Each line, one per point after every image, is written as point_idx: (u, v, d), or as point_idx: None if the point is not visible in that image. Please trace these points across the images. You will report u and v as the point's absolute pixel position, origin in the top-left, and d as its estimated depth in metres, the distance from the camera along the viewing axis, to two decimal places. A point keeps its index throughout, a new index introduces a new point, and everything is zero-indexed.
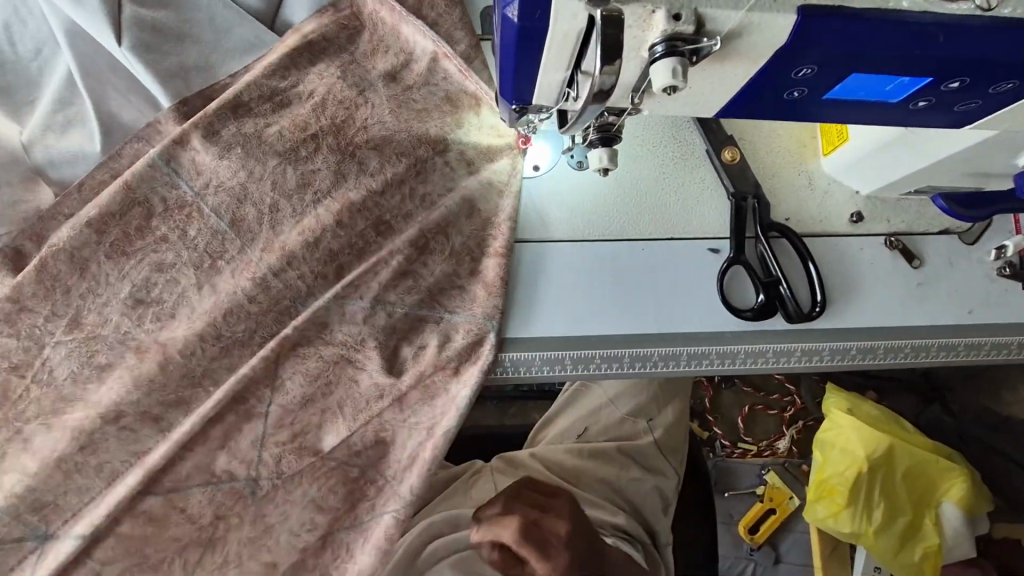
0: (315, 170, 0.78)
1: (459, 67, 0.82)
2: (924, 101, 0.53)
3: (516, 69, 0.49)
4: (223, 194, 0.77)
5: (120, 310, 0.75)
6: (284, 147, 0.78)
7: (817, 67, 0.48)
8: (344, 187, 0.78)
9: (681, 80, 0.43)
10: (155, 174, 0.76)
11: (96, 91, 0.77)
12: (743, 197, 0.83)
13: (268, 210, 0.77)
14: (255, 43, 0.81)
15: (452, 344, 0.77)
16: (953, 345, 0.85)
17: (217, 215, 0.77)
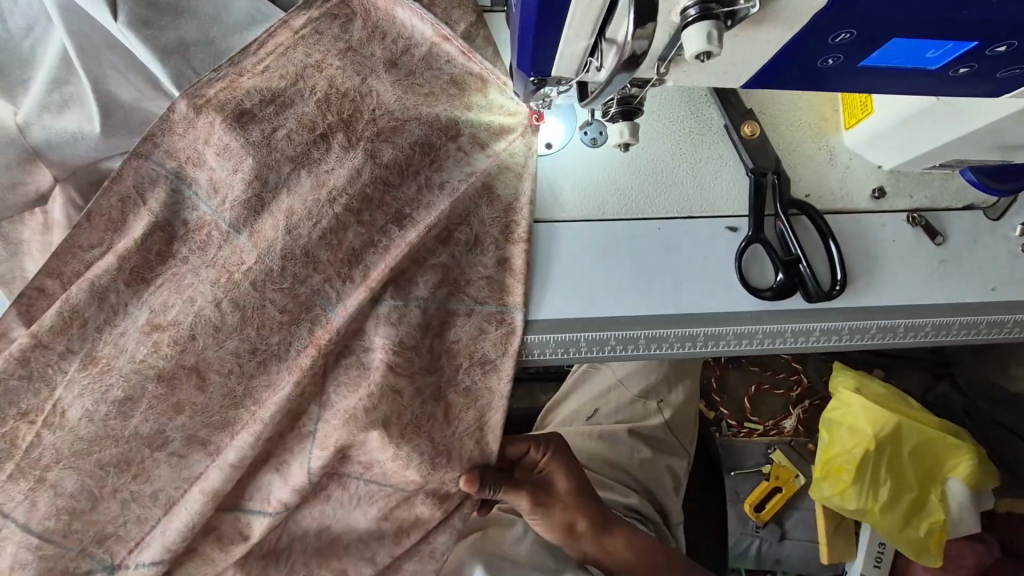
0: (329, 170, 0.75)
1: (461, 48, 0.80)
2: (966, 67, 0.50)
3: (538, 39, 0.46)
4: (239, 209, 0.73)
5: (137, 338, 0.72)
6: (292, 146, 0.75)
7: (857, 31, 0.45)
8: (359, 181, 0.74)
9: (717, 45, 0.40)
10: (177, 197, 0.75)
11: (94, 71, 0.74)
12: (762, 173, 0.81)
13: (285, 217, 0.73)
14: (255, 18, 0.78)
15: (488, 336, 0.77)
16: (975, 323, 0.84)
17: (237, 231, 0.73)
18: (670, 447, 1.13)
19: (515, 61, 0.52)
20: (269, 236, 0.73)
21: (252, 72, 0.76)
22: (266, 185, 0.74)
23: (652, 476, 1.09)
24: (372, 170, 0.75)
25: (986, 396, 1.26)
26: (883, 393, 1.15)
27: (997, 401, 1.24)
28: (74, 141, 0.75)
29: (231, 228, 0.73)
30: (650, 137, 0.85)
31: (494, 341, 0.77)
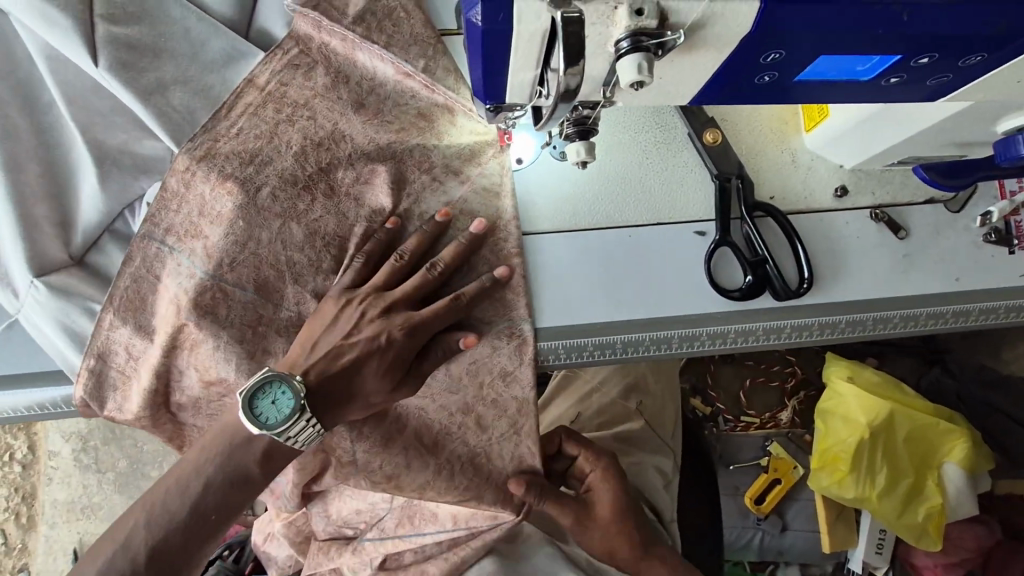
0: (319, 219, 0.78)
1: (424, 82, 0.81)
2: (896, 77, 0.53)
3: (488, 72, 0.49)
4: (241, 269, 0.76)
5: (200, 386, 0.78)
6: (280, 205, 0.77)
7: (785, 51, 0.48)
8: (350, 227, 0.78)
9: (647, 75, 0.43)
10: (163, 255, 0.78)
11: (83, 119, 0.78)
12: (726, 178, 0.83)
13: (287, 267, 0.77)
14: (233, 54, 0.80)
15: (501, 351, 0.81)
16: (942, 313, 0.87)
17: (242, 287, 0.76)
18: (657, 448, 1.16)
19: (471, 92, 0.54)
20: (282, 291, 0.77)
21: (228, 136, 0.78)
22: (260, 243, 0.76)
23: (642, 478, 1.10)
24: (363, 215, 0.79)
25: (976, 379, 1.26)
26: (875, 380, 1.18)
27: (984, 382, 1.26)
28: (92, 197, 0.80)
29: (229, 278, 0.76)
30: (623, 161, 0.87)
31: (485, 352, 0.81)
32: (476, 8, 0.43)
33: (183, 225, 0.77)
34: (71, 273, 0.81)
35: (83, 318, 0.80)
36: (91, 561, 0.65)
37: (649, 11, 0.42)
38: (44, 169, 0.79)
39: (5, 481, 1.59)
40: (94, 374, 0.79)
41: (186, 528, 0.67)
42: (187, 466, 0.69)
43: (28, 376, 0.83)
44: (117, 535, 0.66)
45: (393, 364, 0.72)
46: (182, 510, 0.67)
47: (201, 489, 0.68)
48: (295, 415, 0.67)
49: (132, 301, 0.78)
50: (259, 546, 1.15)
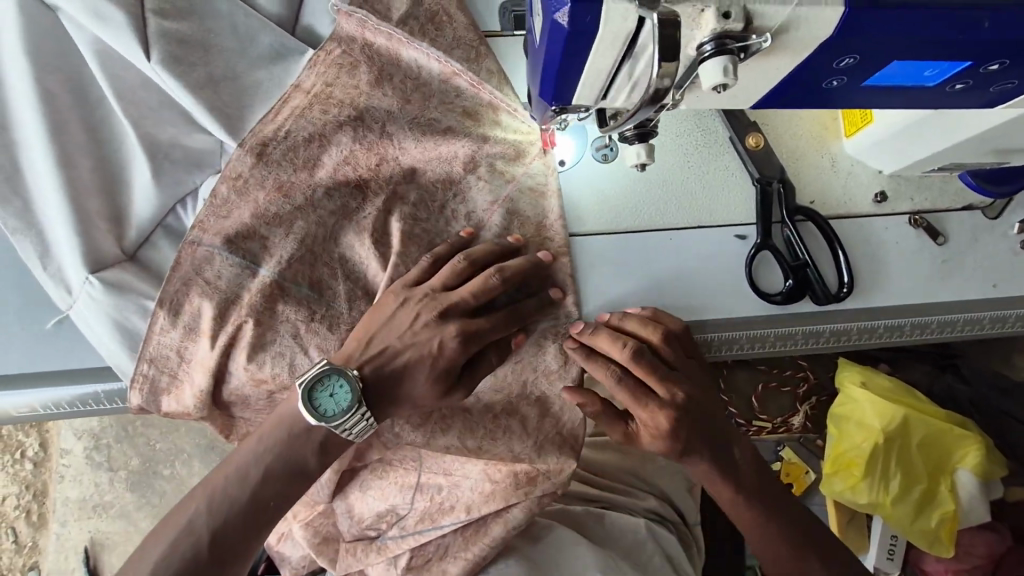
0: (368, 217, 0.79)
1: (471, 81, 0.79)
2: (961, 84, 0.53)
3: (564, 75, 0.49)
4: (296, 267, 0.78)
5: (249, 384, 0.77)
6: (333, 204, 0.79)
7: (860, 56, 0.48)
8: (393, 223, 0.79)
9: (731, 78, 0.43)
10: (214, 259, 0.77)
11: (133, 113, 0.78)
12: (768, 182, 0.83)
13: (341, 265, 0.79)
14: (280, 51, 0.81)
15: (547, 350, 0.82)
16: (978, 319, 0.88)
17: (297, 283, 0.78)
18: None
19: (538, 94, 0.54)
20: (334, 289, 0.78)
21: (276, 140, 0.79)
22: (317, 241, 0.78)
23: (666, 480, 1.11)
24: (405, 211, 0.80)
25: (993, 386, 1.23)
26: (887, 386, 1.17)
27: (999, 389, 1.23)
28: (146, 191, 0.81)
29: (284, 282, 0.77)
30: (668, 163, 0.87)
31: (535, 352, 0.82)
32: (564, 8, 0.42)
33: (235, 228, 0.77)
34: (124, 268, 0.81)
35: (137, 315, 0.79)
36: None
37: (736, 14, 0.42)
38: (95, 164, 0.80)
39: (15, 478, 1.59)
40: (146, 381, 0.79)
41: (213, 551, 0.65)
42: (249, 487, 0.68)
43: (70, 373, 0.83)
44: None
45: (445, 370, 0.72)
46: (204, 537, 0.65)
47: (262, 479, 0.68)
48: (358, 412, 0.68)
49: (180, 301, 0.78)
50: (273, 547, 1.10)
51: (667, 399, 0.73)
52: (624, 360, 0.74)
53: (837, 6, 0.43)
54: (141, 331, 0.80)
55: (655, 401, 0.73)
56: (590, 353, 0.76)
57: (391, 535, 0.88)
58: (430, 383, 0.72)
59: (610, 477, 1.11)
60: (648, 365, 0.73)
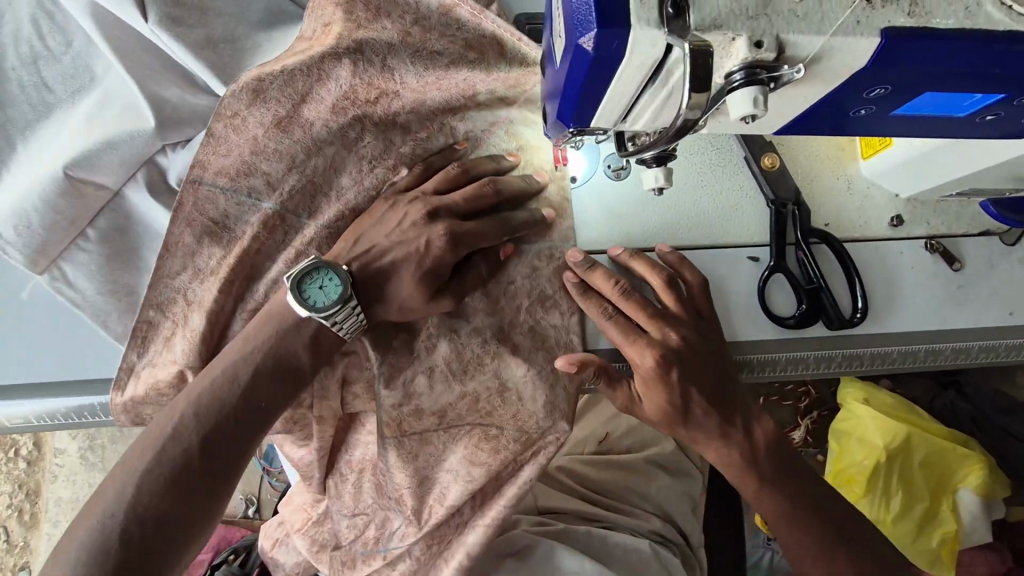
0: (368, 146, 0.76)
1: (472, 11, 0.81)
2: (992, 115, 0.52)
3: (585, 98, 0.47)
4: (295, 193, 0.75)
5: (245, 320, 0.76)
6: (333, 135, 0.75)
7: (892, 86, 0.46)
8: (396, 151, 0.77)
9: (762, 109, 0.42)
10: (216, 196, 0.75)
11: (132, 67, 0.76)
12: (782, 204, 0.81)
13: (347, 206, 0.76)
14: (275, 14, 0.87)
15: (541, 273, 0.78)
16: (993, 346, 0.86)
17: (296, 214, 0.76)
18: (684, 470, 1.15)
19: (554, 116, 0.52)
20: (324, 208, 0.77)
21: (273, 77, 0.75)
22: (316, 172, 0.76)
23: (671, 501, 1.10)
24: (409, 140, 0.78)
25: (996, 406, 1.17)
26: (890, 402, 1.16)
27: (1001, 408, 1.16)
28: (141, 139, 0.76)
29: (287, 212, 0.75)
30: (680, 181, 0.85)
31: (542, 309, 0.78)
32: (591, 35, 0.40)
33: (235, 167, 0.75)
34: (112, 220, 0.81)
35: (138, 273, 0.83)
36: (84, 518, 0.58)
37: (768, 43, 0.41)
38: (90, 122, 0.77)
39: (9, 477, 1.56)
40: (151, 328, 0.77)
41: (206, 458, 0.62)
42: (239, 388, 0.65)
43: (70, 382, 0.81)
44: (111, 487, 0.60)
45: (432, 270, 0.71)
46: (195, 440, 0.62)
47: (251, 378, 0.66)
48: (346, 303, 0.67)
49: (187, 248, 0.75)
50: (267, 553, 1.08)
51: (658, 338, 0.73)
52: (617, 295, 0.73)
53: (873, 37, 0.41)
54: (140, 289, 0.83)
55: (645, 338, 0.72)
56: (585, 289, 0.75)
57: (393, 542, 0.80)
58: (416, 284, 0.70)
59: (613, 495, 1.10)
60: (638, 302, 0.73)
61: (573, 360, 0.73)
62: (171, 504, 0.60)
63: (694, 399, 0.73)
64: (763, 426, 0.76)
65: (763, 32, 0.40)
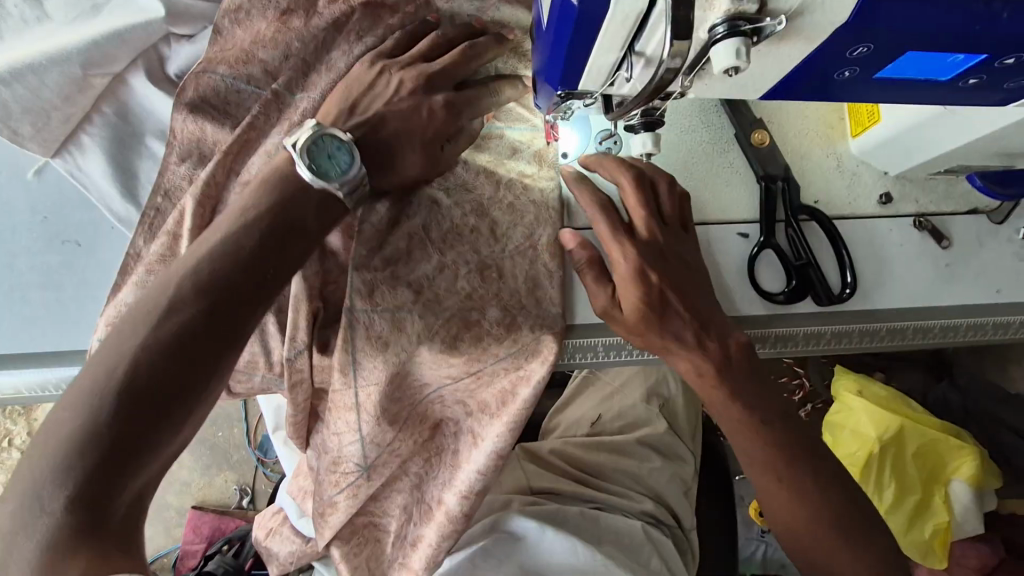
0: (353, 21, 0.76)
1: None
2: (975, 79, 0.52)
3: (571, 54, 0.47)
4: (287, 71, 0.76)
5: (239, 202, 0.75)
6: (323, 19, 0.76)
7: (874, 45, 0.47)
8: (383, 25, 0.77)
9: (745, 61, 0.42)
10: (218, 89, 0.77)
11: None
12: (772, 180, 0.82)
13: (338, 76, 0.76)
14: None
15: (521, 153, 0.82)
16: (981, 323, 0.88)
17: (289, 92, 0.76)
18: (677, 453, 1.16)
19: (543, 77, 0.53)
20: (315, 80, 0.76)
21: None
22: (306, 52, 0.76)
23: (664, 483, 1.10)
24: (396, 20, 0.77)
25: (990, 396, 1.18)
26: (885, 396, 1.15)
27: (994, 399, 1.17)
28: (153, 27, 0.80)
29: (283, 90, 0.75)
30: (669, 156, 0.86)
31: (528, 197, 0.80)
32: None
33: (236, 55, 0.77)
34: (120, 109, 0.83)
35: (147, 163, 0.83)
36: (78, 384, 0.52)
37: None
38: (97, 24, 0.80)
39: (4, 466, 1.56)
40: (155, 215, 0.76)
41: (220, 313, 0.57)
42: (256, 238, 0.60)
43: (58, 354, 0.79)
44: (109, 354, 0.53)
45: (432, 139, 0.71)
46: (201, 306, 0.56)
47: (268, 224, 0.61)
48: (358, 180, 0.65)
49: (191, 135, 0.77)
50: (263, 542, 1.09)
51: (648, 237, 0.74)
52: (626, 183, 0.75)
53: None
54: (147, 178, 0.83)
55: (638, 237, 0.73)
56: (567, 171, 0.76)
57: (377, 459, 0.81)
58: (417, 158, 0.71)
59: (606, 478, 1.10)
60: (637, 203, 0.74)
61: (575, 237, 0.74)
62: (178, 374, 0.54)
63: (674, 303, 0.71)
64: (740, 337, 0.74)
65: None
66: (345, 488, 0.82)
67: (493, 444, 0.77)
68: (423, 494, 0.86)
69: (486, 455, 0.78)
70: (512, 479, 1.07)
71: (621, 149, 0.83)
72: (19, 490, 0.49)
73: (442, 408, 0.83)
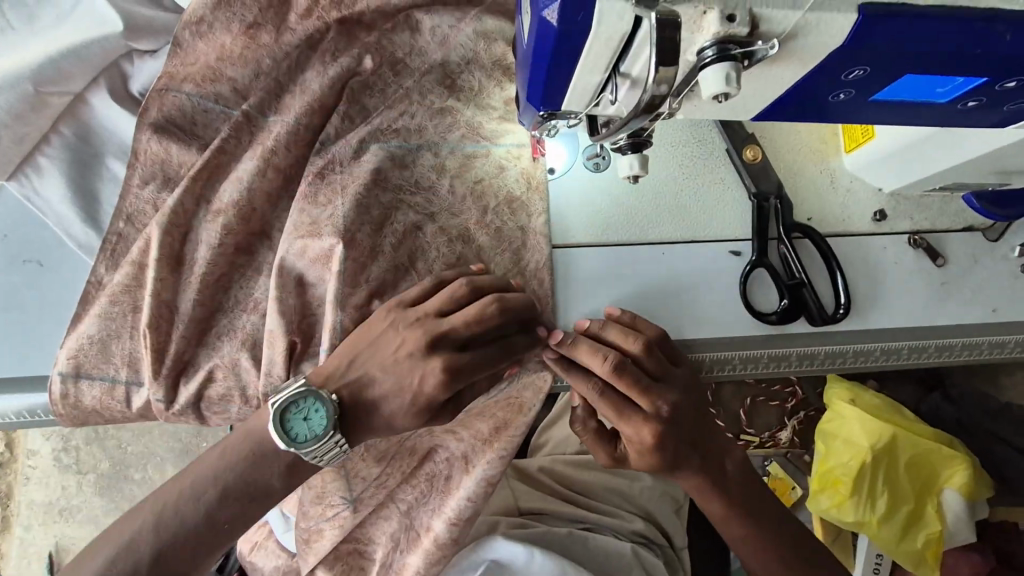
0: (329, 40, 0.74)
1: None
2: (974, 101, 0.50)
3: (553, 74, 0.45)
4: (260, 91, 0.74)
5: (211, 226, 0.73)
6: (296, 35, 0.73)
7: (870, 68, 0.44)
8: (358, 44, 0.74)
9: (735, 86, 0.40)
10: (188, 110, 0.75)
11: None
12: (764, 198, 0.80)
13: (312, 97, 0.73)
14: None
15: (507, 174, 0.79)
16: (978, 343, 0.85)
17: (262, 115, 0.74)
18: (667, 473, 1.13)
19: (525, 96, 0.51)
20: (289, 100, 0.74)
21: None
22: (278, 70, 0.74)
23: (654, 501, 1.08)
24: (372, 38, 0.75)
25: (983, 409, 1.16)
26: (877, 404, 1.14)
27: (985, 411, 1.16)
28: (110, 43, 0.75)
29: (256, 112, 0.74)
30: (660, 172, 0.84)
31: (513, 223, 0.78)
32: (554, 6, 0.38)
33: (203, 73, 0.74)
34: (81, 130, 0.80)
35: (109, 186, 0.80)
36: (150, 508, 0.63)
37: (741, 17, 0.38)
38: (55, 38, 0.75)
39: None
40: (120, 240, 0.76)
41: (286, 476, 0.65)
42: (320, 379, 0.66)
43: (20, 381, 0.76)
44: (184, 480, 0.64)
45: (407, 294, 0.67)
46: (251, 523, 0.66)
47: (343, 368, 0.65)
48: (323, 438, 0.62)
49: (156, 155, 0.75)
50: (247, 556, 1.04)
51: (651, 413, 0.67)
52: (604, 374, 0.66)
53: (850, 14, 0.40)
54: (107, 203, 0.80)
55: (638, 414, 0.68)
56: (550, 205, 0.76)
57: (360, 492, 0.79)
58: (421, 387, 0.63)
59: (597, 497, 1.08)
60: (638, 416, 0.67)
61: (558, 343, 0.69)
62: (226, 519, 0.63)
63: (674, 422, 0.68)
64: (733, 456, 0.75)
65: (736, 6, 0.38)
66: (332, 517, 0.79)
67: (483, 470, 0.76)
68: (412, 522, 0.81)
69: (476, 482, 0.76)
70: (500, 499, 1.04)
71: (608, 167, 0.83)
72: None
73: (431, 436, 0.80)
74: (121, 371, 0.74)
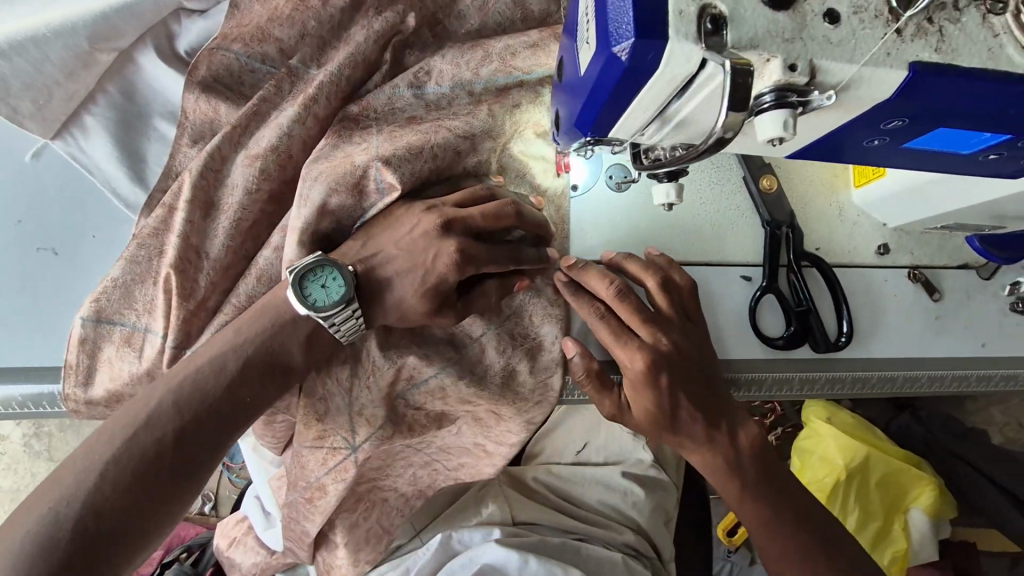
0: None
1: None
2: (995, 155, 0.53)
3: (609, 105, 0.46)
4: (305, 45, 0.75)
5: (244, 172, 0.72)
6: None
7: (909, 120, 0.47)
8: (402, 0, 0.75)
9: (790, 133, 0.42)
10: (232, 66, 0.76)
11: None
12: (777, 226, 0.82)
13: (360, 58, 0.73)
14: None
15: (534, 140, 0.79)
16: (966, 375, 0.89)
17: (306, 68, 0.75)
18: (660, 486, 1.15)
19: (574, 121, 0.52)
20: (333, 50, 0.76)
21: None
22: (321, 26, 0.74)
23: (646, 514, 1.09)
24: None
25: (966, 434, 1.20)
26: (851, 422, 1.16)
27: (952, 434, 1.16)
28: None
29: (299, 64, 0.75)
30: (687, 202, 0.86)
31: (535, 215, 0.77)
32: (625, 44, 0.39)
33: (247, 25, 0.75)
34: (127, 92, 0.82)
35: (157, 146, 0.82)
36: (166, 383, 0.60)
37: (802, 67, 0.41)
38: None
39: None
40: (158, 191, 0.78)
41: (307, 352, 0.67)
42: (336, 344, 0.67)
43: (29, 369, 0.75)
44: (200, 357, 0.62)
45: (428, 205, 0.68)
46: (268, 405, 0.65)
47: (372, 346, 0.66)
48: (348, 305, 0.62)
49: (205, 115, 0.76)
50: (223, 553, 1.03)
51: (650, 342, 0.69)
52: (610, 300, 0.70)
53: (902, 71, 0.42)
54: (155, 163, 0.82)
55: (636, 340, 0.69)
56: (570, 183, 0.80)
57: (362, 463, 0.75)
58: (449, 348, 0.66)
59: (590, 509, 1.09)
60: (630, 344, 0.69)
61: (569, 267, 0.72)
62: (249, 393, 0.63)
63: (683, 407, 0.70)
64: (747, 431, 0.73)
65: (797, 57, 0.40)
66: (333, 469, 0.74)
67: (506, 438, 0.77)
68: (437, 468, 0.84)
69: (517, 424, 0.77)
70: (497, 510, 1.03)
71: (626, 189, 0.84)
72: (92, 472, 0.53)
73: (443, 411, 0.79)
74: (142, 318, 0.73)
